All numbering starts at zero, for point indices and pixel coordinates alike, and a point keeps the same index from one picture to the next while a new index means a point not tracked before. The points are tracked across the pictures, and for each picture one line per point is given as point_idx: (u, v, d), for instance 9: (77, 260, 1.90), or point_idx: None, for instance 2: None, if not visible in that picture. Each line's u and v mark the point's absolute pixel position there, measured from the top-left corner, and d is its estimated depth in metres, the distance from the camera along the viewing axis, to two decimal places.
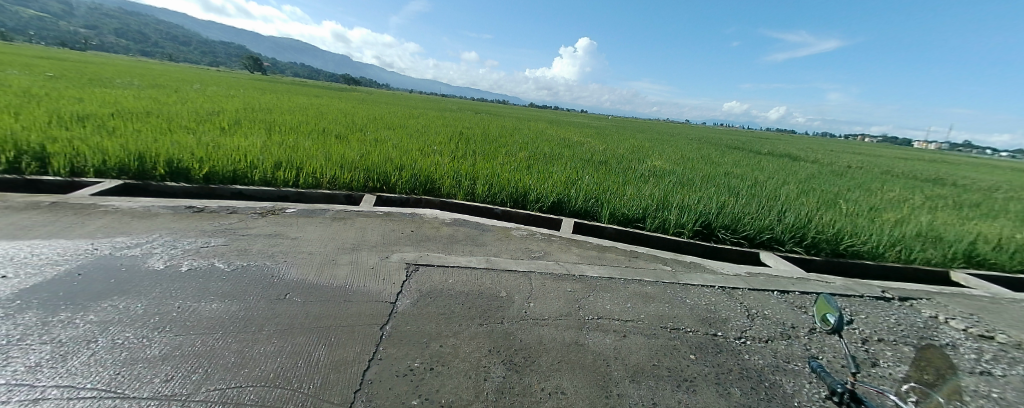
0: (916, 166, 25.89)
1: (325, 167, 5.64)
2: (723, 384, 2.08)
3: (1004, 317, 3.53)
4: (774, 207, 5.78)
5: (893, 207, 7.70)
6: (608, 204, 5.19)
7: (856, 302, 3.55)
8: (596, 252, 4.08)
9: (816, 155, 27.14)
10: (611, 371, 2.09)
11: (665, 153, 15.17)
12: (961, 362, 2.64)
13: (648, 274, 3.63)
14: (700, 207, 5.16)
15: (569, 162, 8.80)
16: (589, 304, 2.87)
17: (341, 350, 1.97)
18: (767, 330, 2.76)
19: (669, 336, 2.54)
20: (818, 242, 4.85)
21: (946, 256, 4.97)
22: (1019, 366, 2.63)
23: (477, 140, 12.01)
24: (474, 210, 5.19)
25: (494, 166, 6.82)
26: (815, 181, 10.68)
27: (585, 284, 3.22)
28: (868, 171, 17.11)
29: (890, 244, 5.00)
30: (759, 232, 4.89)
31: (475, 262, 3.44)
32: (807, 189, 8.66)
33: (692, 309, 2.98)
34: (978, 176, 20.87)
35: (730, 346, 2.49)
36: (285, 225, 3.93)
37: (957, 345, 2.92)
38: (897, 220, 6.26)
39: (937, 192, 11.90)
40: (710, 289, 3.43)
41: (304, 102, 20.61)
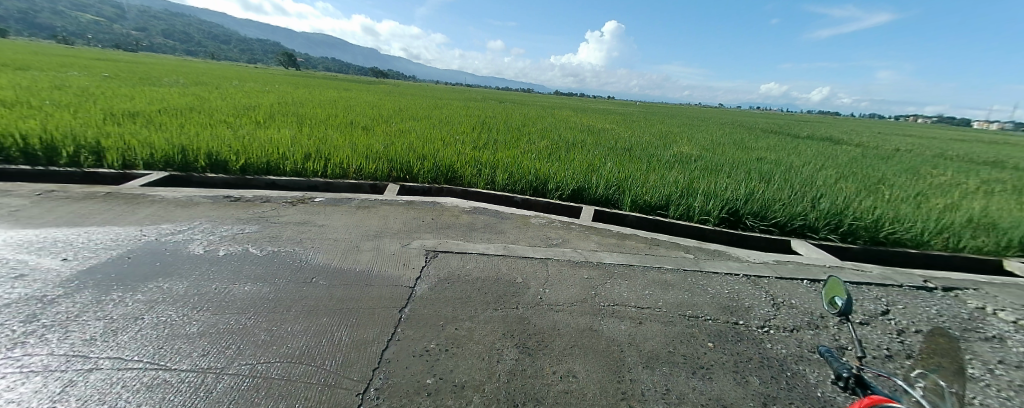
0: (979, 149, 23.48)
1: (351, 158, 5.82)
2: (741, 373, 2.04)
3: None
4: (808, 193, 5.48)
5: (943, 192, 7.10)
6: (629, 191, 5.09)
7: (894, 291, 3.33)
8: (615, 240, 4.03)
9: (860, 138, 25.25)
10: (624, 356, 2.10)
11: (694, 138, 14.61)
12: (1007, 356, 2.45)
13: (669, 261, 3.56)
14: (727, 193, 4.95)
15: (591, 150, 8.66)
16: (605, 290, 2.85)
17: (362, 331, 2.07)
18: (791, 319, 2.66)
19: (687, 323, 2.49)
20: (855, 230, 4.57)
21: (1001, 244, 4.57)
22: None
23: (497, 129, 11.99)
24: (494, 198, 5.22)
25: (514, 155, 6.80)
26: (857, 166, 9.99)
27: (603, 271, 3.20)
28: (919, 155, 15.75)
29: (937, 232, 4.65)
30: (790, 219, 4.67)
31: (492, 249, 3.47)
32: (843, 174, 8.14)
33: (713, 297, 2.91)
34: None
35: (751, 335, 2.42)
36: (313, 213, 4.11)
37: (1006, 337, 2.70)
38: (947, 206, 5.79)
39: (997, 176, 10.82)
40: (734, 277, 3.32)
41: (333, 95, 21.24)
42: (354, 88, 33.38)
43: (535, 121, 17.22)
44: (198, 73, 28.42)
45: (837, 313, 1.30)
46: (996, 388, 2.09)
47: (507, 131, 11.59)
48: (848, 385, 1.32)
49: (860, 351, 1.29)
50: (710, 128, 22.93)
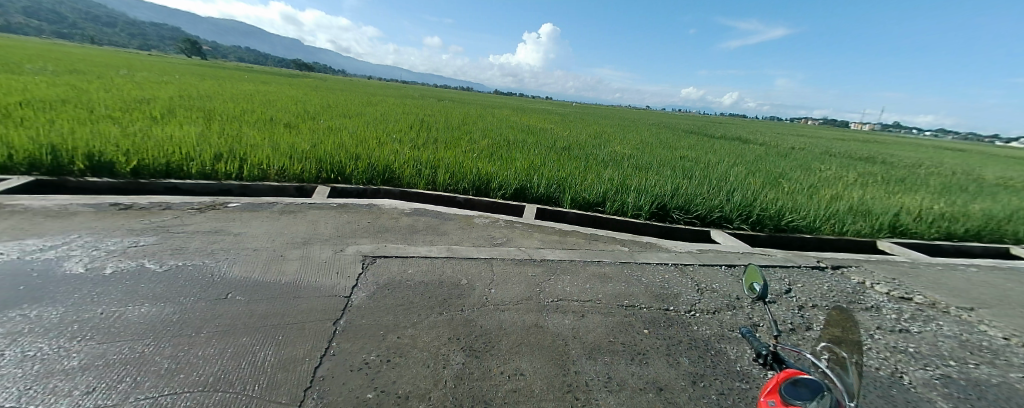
0: (856, 147, 27.92)
1: (273, 158, 5.33)
2: (673, 355, 2.19)
3: (919, 279, 3.92)
4: (724, 187, 6.09)
5: (830, 184, 8.30)
6: (569, 189, 5.26)
7: (795, 272, 3.82)
8: (557, 237, 4.13)
9: (768, 139, 28.77)
10: (569, 349, 2.15)
11: (628, 138, 15.65)
12: (883, 322, 2.91)
13: (607, 255, 3.73)
14: (657, 189, 5.33)
15: (532, 149, 8.85)
16: (549, 287, 2.90)
17: (290, 348, 1.88)
18: (715, 302, 2.91)
19: (625, 313, 2.62)
20: (764, 219, 5.15)
21: (873, 227, 5.44)
22: (932, 322, 2.96)
23: (440, 128, 11.77)
24: (435, 199, 5.10)
25: (455, 154, 6.72)
26: (764, 163, 11.35)
27: (546, 267, 3.26)
28: (811, 153, 18.34)
29: (826, 218, 5.40)
30: (711, 211, 5.13)
31: (434, 251, 3.38)
32: (752, 170, 9.21)
33: (647, 286, 3.10)
34: (898, 154, 23.04)
35: (681, 319, 2.61)
36: (226, 221, 3.69)
37: (880, 306, 3.21)
38: (832, 196, 6.77)
39: (868, 169, 12.94)
40: (665, 267, 3.56)
41: (255, 90, 19.31)
42: (282, 83, 30.73)
43: (479, 120, 17.21)
44: (81, 61, 24.17)
45: (756, 298, 1.46)
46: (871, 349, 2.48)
47: (450, 130, 11.43)
48: (764, 357, 1.50)
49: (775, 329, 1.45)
50: (644, 129, 24.67)
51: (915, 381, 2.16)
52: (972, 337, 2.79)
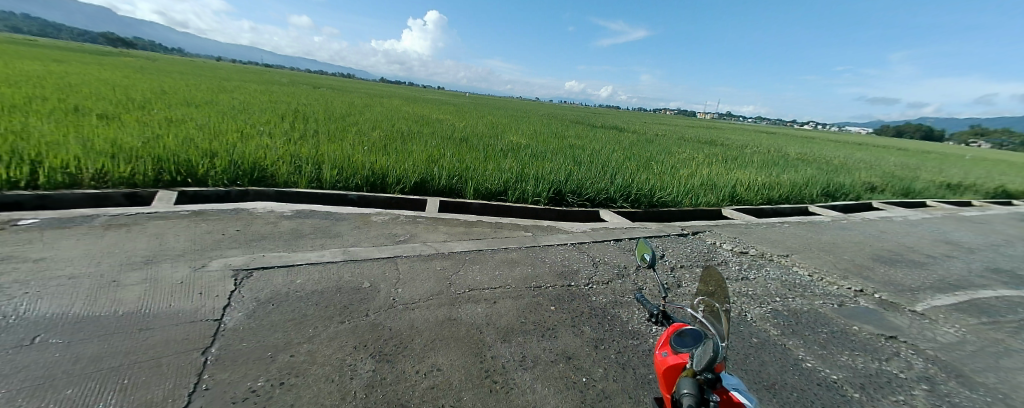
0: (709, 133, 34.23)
1: (82, 160, 4.20)
2: (578, 325, 2.41)
3: (751, 236, 5.03)
4: (607, 171, 6.88)
5: (686, 165, 10.07)
6: (471, 180, 5.35)
7: (666, 240, 4.55)
8: (463, 228, 4.16)
9: (645, 128, 33.39)
10: (484, 336, 2.20)
11: (526, 129, 16.52)
12: (732, 273, 3.65)
13: (512, 241, 3.90)
14: (552, 176, 5.77)
15: (430, 141, 8.71)
16: (459, 278, 2.92)
17: (143, 391, 1.51)
18: (607, 274, 3.29)
19: (534, 294, 2.78)
20: (641, 197, 5.98)
21: (718, 198, 6.76)
22: (761, 268, 3.84)
23: (327, 120, 10.73)
24: (322, 198, 4.64)
25: (344, 149, 6.23)
26: (639, 149, 13.20)
27: (454, 259, 3.27)
28: (674, 139, 21.92)
29: (685, 193, 6.54)
30: (598, 194, 5.76)
31: (328, 256, 3.09)
32: (630, 155, 10.57)
33: (550, 266, 3.34)
34: (734, 138, 29.02)
35: (581, 292, 2.88)
36: (11, 243, 2.76)
37: (728, 260, 4.02)
38: (689, 174, 8.21)
39: (714, 151, 16.04)
40: (564, 247, 3.89)
41: (54, 72, 14.72)
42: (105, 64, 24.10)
43: (374, 112, 16.19)
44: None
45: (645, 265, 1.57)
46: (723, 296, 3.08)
47: (339, 122, 10.50)
48: (654, 315, 1.63)
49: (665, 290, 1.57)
50: (543, 120, 26.19)
51: (755, 318, 2.77)
52: (787, 277, 3.69)
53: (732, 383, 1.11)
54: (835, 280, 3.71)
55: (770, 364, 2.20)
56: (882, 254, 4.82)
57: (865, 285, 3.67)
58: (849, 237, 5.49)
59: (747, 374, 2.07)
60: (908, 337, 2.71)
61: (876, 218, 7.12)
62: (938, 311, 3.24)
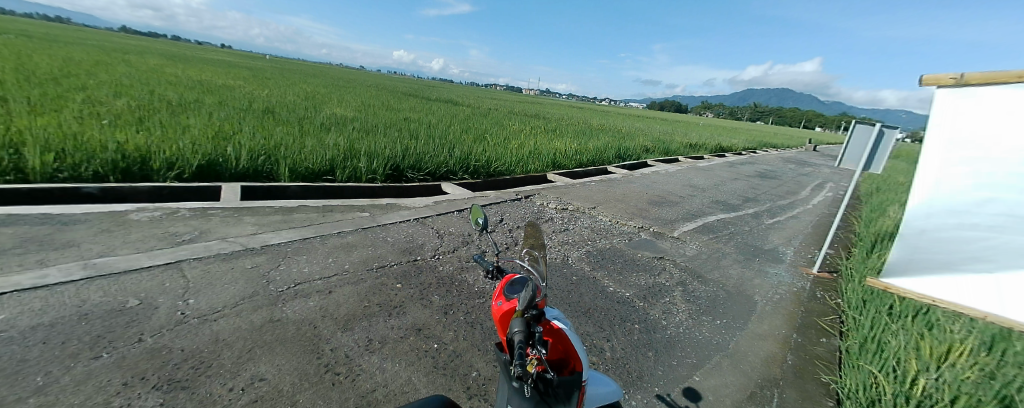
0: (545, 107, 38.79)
1: None
2: (426, 297, 2.44)
3: (570, 193, 6.03)
4: (444, 144, 7.06)
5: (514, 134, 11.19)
6: (286, 159, 4.70)
7: (505, 204, 4.98)
8: (280, 217, 3.60)
9: (490, 102, 35.53)
10: (319, 330, 2.00)
11: (357, 101, 15.31)
12: (561, 225, 4.27)
13: (347, 223, 3.63)
14: (387, 152, 5.59)
15: (221, 114, 7.16)
16: (280, 274, 2.56)
17: None
18: (452, 243, 3.42)
19: (376, 275, 2.67)
20: (480, 168, 6.41)
21: (546, 163, 7.79)
22: (578, 218, 4.66)
23: (31, 86, 7.43)
24: (30, 194, 3.25)
25: (70, 127, 4.56)
26: (473, 121, 14.04)
27: (272, 254, 2.84)
28: (510, 112, 24.06)
29: (519, 161, 7.24)
30: (438, 167, 5.93)
31: (57, 275, 2.17)
32: (470, 128, 10.96)
33: (393, 244, 3.27)
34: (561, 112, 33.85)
35: (427, 265, 2.93)
36: None
37: (554, 216, 4.67)
38: (521, 143, 9.06)
39: (542, 122, 18.39)
40: (406, 222, 3.86)
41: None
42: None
43: (129, 75, 12.07)
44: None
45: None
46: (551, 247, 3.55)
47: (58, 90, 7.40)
48: (489, 271, 1.51)
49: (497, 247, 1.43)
50: (389, 94, 24.48)
51: (576, 259, 3.34)
52: (600, 223, 4.58)
53: (553, 315, 1.39)
54: (628, 221, 4.80)
55: (586, 295, 2.69)
56: (657, 197, 6.49)
57: (645, 222, 4.87)
58: (633, 187, 7.24)
59: (571, 305, 2.51)
60: (671, 257, 3.73)
61: (651, 171, 9.55)
62: (685, 232, 4.61)
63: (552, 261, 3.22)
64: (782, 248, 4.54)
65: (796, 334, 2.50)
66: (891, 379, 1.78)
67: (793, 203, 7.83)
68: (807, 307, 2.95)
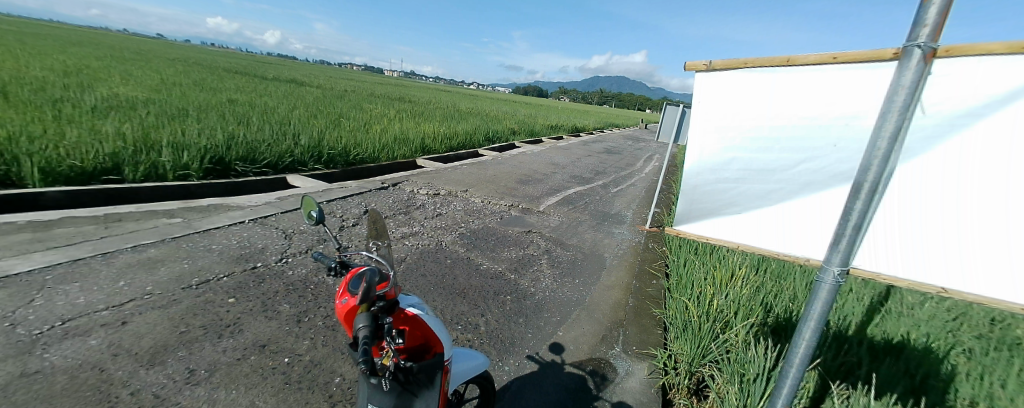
0: (415, 90, 37.19)
1: None
2: (272, 308, 2.14)
3: (439, 178, 5.97)
4: (286, 130, 6.13)
5: (377, 118, 10.35)
6: (31, 156, 3.40)
7: (369, 194, 4.61)
8: (27, 236, 2.58)
9: (351, 84, 32.21)
10: (112, 371, 1.54)
11: (149, 78, 11.82)
12: (431, 211, 4.22)
13: (149, 234, 2.85)
14: (205, 142, 4.58)
15: None
16: (35, 311, 1.85)
17: None
18: (306, 243, 3.08)
19: (197, 293, 2.19)
20: (334, 157, 5.80)
21: (413, 149, 7.60)
22: (448, 202, 4.69)
23: None
24: None
25: None
26: (325, 103, 12.49)
27: (16, 286, 2.02)
28: (371, 94, 22.23)
29: (382, 147, 6.80)
30: (281, 158, 5.19)
31: None
32: (322, 112, 9.68)
33: (222, 252, 2.73)
34: (430, 95, 33.05)
35: (272, 271, 2.57)
36: None
37: (422, 202, 4.54)
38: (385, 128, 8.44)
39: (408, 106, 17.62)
40: (236, 225, 3.24)
41: None
42: None
43: None
44: None
45: (312, 223, 1.10)
46: (422, 235, 3.45)
47: None
48: (331, 268, 1.21)
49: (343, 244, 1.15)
50: (215, 72, 19.75)
51: (449, 242, 3.38)
52: (473, 205, 4.70)
53: (409, 303, 1.25)
54: (499, 201, 5.07)
55: (460, 275, 2.75)
56: (524, 176, 7.05)
57: (514, 200, 5.22)
58: (500, 168, 7.65)
59: (444, 288, 2.54)
60: (537, 229, 4.10)
61: (518, 153, 10.25)
62: (549, 206, 5.13)
63: (424, 248, 3.17)
64: (623, 211, 5.52)
65: (634, 280, 3.10)
66: (697, 305, 2.23)
67: (629, 174, 9.57)
68: (641, 256, 3.68)
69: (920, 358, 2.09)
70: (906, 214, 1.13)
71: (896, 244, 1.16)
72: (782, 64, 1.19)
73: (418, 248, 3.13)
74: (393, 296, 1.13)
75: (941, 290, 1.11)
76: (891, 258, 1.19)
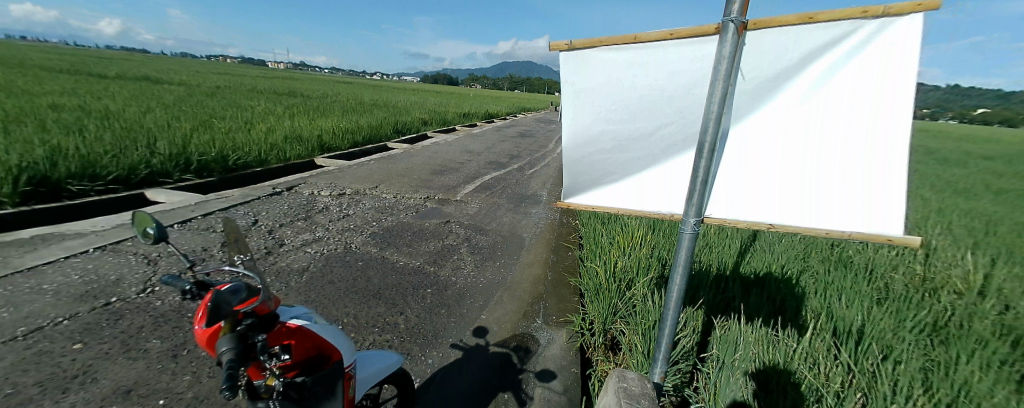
0: (312, 84, 33.66)
1: None
2: (137, 346, 1.88)
3: (342, 177, 5.60)
4: (136, 139, 5.17)
5: (262, 117, 9.22)
6: None
7: (256, 203, 4.14)
8: None
9: (229, 80, 27.83)
10: None
11: None
12: (333, 214, 3.96)
13: None
14: (14, 161, 3.68)
15: None
16: None
17: None
18: (177, 266, 2.77)
19: (25, 345, 1.80)
20: (206, 164, 5.14)
21: (308, 148, 7.00)
22: (353, 201, 4.44)
23: None
24: None
25: None
26: (190, 105, 10.67)
27: None
28: (251, 91, 19.47)
29: (269, 149, 6.20)
30: (132, 170, 4.40)
31: None
32: (185, 115, 8.24)
33: (60, 292, 2.28)
34: (329, 88, 30.22)
35: (132, 305, 2.23)
36: None
37: (323, 205, 4.24)
38: (270, 127, 7.63)
39: (299, 101, 15.85)
40: (75, 258, 2.69)
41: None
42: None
43: None
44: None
45: (146, 242, 0.93)
46: (328, 240, 3.25)
47: None
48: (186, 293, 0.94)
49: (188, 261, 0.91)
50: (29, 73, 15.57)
51: (359, 244, 3.23)
52: (384, 203, 4.51)
53: (291, 315, 1.06)
54: (413, 195, 4.96)
55: (374, 276, 2.68)
56: (438, 167, 6.98)
57: (429, 192, 5.16)
58: (408, 160, 7.43)
59: (356, 291, 2.44)
60: (455, 219, 4.13)
61: (430, 144, 10.05)
62: (465, 194, 5.18)
63: (330, 253, 2.99)
64: (539, 192, 5.82)
65: (553, 254, 3.32)
66: (608, 271, 2.41)
67: (544, 155, 10.06)
68: (557, 231, 3.93)
69: (779, 284, 2.50)
70: (746, 166, 1.33)
71: (740, 190, 1.36)
72: (632, 42, 1.32)
73: (322, 255, 2.95)
74: (268, 309, 0.90)
75: (772, 225, 1.32)
76: (735, 204, 1.38)
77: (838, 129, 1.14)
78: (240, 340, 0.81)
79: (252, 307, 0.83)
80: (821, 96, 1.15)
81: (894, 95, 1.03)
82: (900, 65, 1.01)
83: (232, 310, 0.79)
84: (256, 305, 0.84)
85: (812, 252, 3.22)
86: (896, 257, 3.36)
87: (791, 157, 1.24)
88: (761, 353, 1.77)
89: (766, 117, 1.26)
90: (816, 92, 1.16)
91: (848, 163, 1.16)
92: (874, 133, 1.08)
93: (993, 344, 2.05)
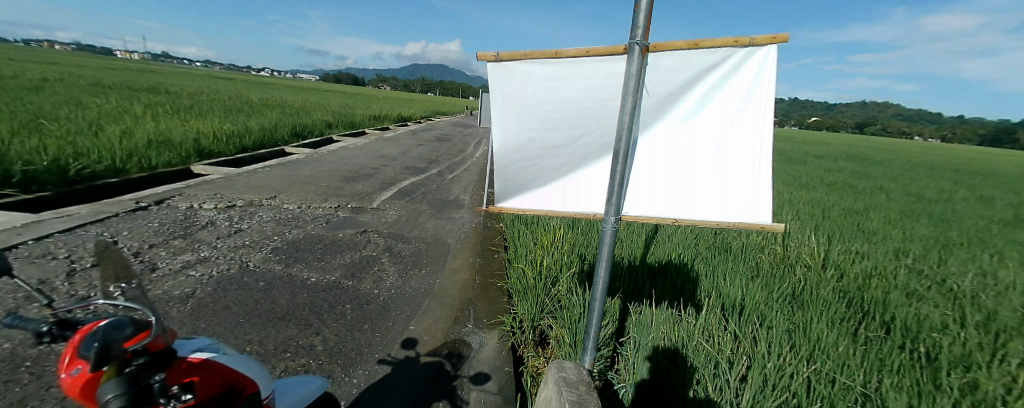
0: (178, 79, 27.94)
1: None
2: None
3: (232, 187, 4.80)
4: None
5: (110, 117, 7.36)
6: None
7: (113, 221, 3.31)
8: None
9: (48, 70, 21.44)
10: None
11: None
12: (222, 230, 3.38)
13: None
14: None
15: None
16: None
17: None
18: (3, 305, 2.07)
19: None
20: (34, 175, 4.00)
21: (181, 154, 5.84)
22: (247, 215, 3.84)
23: None
24: None
25: None
26: None
27: None
28: (86, 84, 15.32)
29: (125, 156, 5.02)
30: None
31: None
32: None
33: None
34: (204, 85, 25.47)
35: None
36: None
37: (210, 220, 3.59)
38: (125, 130, 6.15)
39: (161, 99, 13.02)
40: None
41: None
42: None
43: None
44: None
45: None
46: (216, 259, 2.77)
47: None
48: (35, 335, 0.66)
49: (44, 296, 0.63)
50: None
51: (259, 262, 2.82)
52: (285, 214, 4.02)
53: (193, 347, 0.80)
54: (321, 204, 4.52)
55: (282, 297, 2.37)
56: (350, 174, 6.47)
57: (340, 201, 4.74)
58: (315, 167, 6.71)
59: (260, 315, 2.13)
60: (373, 228, 3.87)
61: (338, 148, 9.20)
62: (382, 202, 4.89)
63: (222, 275, 2.55)
64: (462, 196, 5.82)
65: (479, 258, 3.34)
66: (533, 270, 2.55)
67: (463, 159, 10.04)
68: (482, 235, 3.96)
69: (679, 269, 2.92)
70: (655, 169, 1.52)
71: (651, 190, 1.54)
72: (552, 56, 1.42)
73: (212, 278, 2.50)
74: (165, 344, 0.68)
75: (675, 220, 1.53)
76: (647, 202, 1.56)
77: (721, 134, 1.43)
78: (131, 385, 0.60)
79: (144, 345, 0.61)
80: (708, 108, 1.41)
81: (756, 106, 1.36)
82: (759, 89, 1.34)
83: (120, 350, 0.57)
84: (150, 342, 0.62)
85: (701, 241, 3.83)
86: (762, 240, 4.18)
87: (690, 160, 1.48)
88: (670, 333, 2.04)
89: (667, 126, 1.46)
90: (706, 107, 1.41)
91: (730, 166, 1.45)
92: (747, 141, 1.40)
93: (831, 304, 2.71)
